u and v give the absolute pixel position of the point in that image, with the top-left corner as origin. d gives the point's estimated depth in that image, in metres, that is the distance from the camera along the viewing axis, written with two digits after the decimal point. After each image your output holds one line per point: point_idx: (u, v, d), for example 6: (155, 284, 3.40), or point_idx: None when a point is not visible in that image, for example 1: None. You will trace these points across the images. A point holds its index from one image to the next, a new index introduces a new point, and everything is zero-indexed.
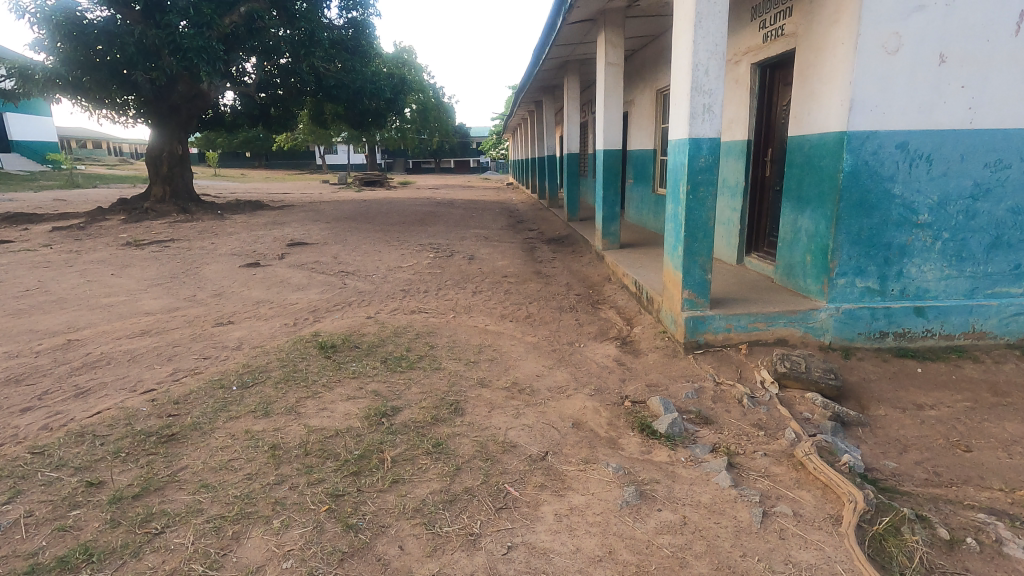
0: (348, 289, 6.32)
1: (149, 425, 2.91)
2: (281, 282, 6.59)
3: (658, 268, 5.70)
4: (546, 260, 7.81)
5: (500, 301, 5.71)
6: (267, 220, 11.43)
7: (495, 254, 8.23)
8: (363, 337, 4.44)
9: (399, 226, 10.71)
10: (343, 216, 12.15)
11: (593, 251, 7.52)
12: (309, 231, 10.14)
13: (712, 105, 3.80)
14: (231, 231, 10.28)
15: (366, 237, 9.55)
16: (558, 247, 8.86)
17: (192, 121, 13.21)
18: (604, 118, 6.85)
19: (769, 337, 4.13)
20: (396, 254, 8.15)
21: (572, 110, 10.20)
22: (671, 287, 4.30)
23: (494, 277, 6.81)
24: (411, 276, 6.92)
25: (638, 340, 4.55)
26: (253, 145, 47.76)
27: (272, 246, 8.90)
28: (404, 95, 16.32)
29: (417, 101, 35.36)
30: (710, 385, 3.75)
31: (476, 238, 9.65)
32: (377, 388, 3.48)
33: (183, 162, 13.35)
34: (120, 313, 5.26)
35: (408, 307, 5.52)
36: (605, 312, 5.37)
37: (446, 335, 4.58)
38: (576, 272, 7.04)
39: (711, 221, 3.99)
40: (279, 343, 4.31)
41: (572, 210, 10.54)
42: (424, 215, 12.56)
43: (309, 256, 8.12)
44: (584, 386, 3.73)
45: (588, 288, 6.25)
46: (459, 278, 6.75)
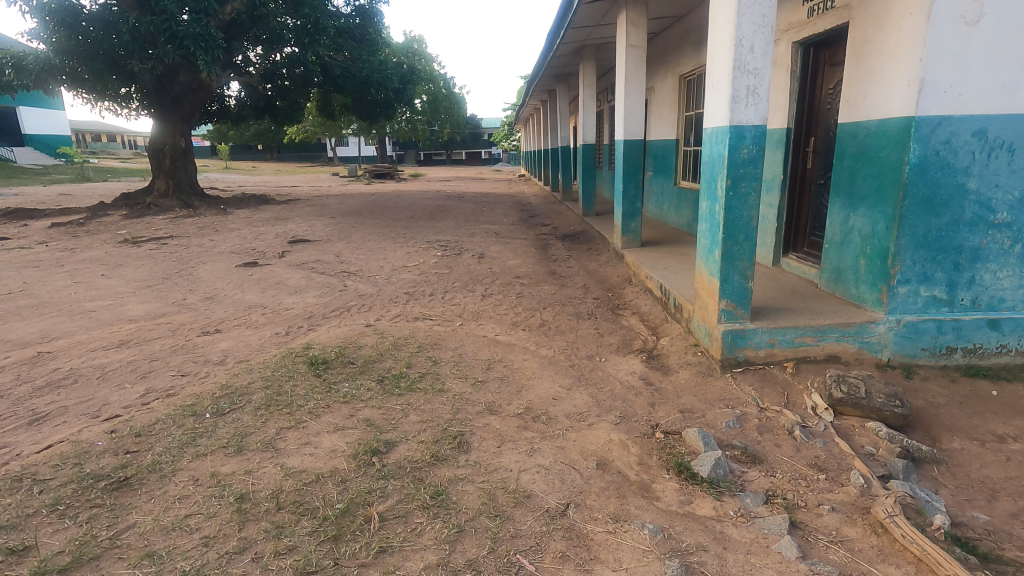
0: (348, 292, 5.88)
1: (100, 467, 2.49)
2: (278, 284, 6.16)
3: (686, 271, 5.19)
4: (560, 259, 7.32)
5: (512, 307, 5.24)
6: (270, 216, 11.04)
7: (507, 252, 7.75)
8: (360, 350, 4.00)
9: (407, 222, 10.26)
10: (349, 211, 11.72)
11: (611, 249, 7.01)
12: (313, 227, 9.73)
13: (758, 87, 3.27)
14: (233, 227, 9.89)
15: (371, 234, 9.12)
16: (573, 244, 8.35)
17: (196, 113, 12.85)
18: (624, 104, 6.29)
19: (819, 353, 3.62)
20: (402, 253, 7.70)
21: (587, 98, 9.66)
22: (706, 294, 3.80)
23: (505, 279, 6.33)
24: (416, 277, 6.47)
25: (666, 354, 4.06)
26: (263, 137, 47.56)
27: (273, 243, 8.49)
28: (413, 86, 15.83)
29: (428, 91, 34.83)
30: (752, 411, 3.25)
31: (486, 234, 9.17)
32: (370, 416, 3.03)
33: (186, 155, 13.00)
34: (101, 320, 4.86)
35: (411, 313, 5.06)
36: (627, 320, 4.87)
37: (452, 348, 4.12)
38: (593, 272, 6.55)
39: (753, 221, 3.47)
40: (266, 358, 3.88)
41: (588, 205, 10.03)
42: (433, 209, 12.09)
43: (310, 255, 7.69)
44: (608, 412, 3.25)
45: (606, 291, 5.76)
46: (467, 280, 6.28)
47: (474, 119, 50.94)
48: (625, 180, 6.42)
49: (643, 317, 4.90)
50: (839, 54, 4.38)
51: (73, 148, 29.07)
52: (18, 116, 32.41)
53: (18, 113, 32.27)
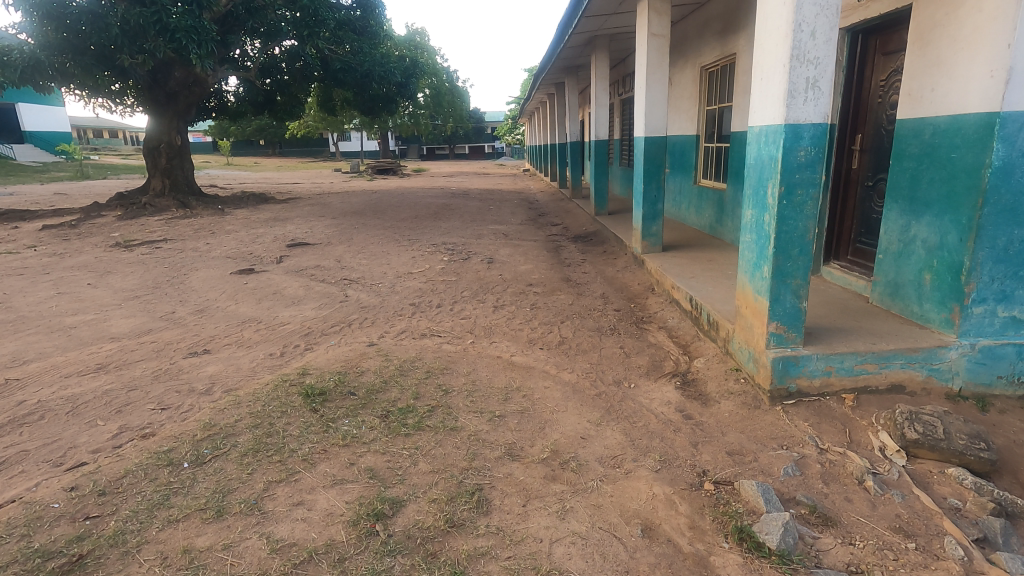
0: (349, 303, 5.47)
1: (52, 541, 2.09)
2: (274, 295, 5.75)
3: (716, 281, 4.77)
4: (574, 265, 6.89)
5: (527, 321, 4.82)
6: (269, 216, 10.63)
7: (517, 255, 7.32)
8: (362, 377, 3.58)
9: (411, 223, 9.83)
10: (351, 210, 11.30)
11: (629, 253, 6.57)
12: (313, 229, 9.31)
13: (819, 78, 2.83)
14: (230, 229, 9.48)
15: (374, 236, 8.70)
16: (586, 246, 7.91)
17: (192, 110, 12.43)
18: (646, 97, 5.80)
19: (881, 382, 3.18)
20: (407, 257, 7.29)
21: (600, 91, 9.21)
22: (750, 313, 3.38)
23: (518, 287, 5.90)
24: (422, 286, 6.05)
25: (702, 380, 3.63)
26: (265, 133, 47.14)
27: (270, 247, 8.08)
28: (416, 79, 15.38)
29: (430, 85, 34.25)
30: (812, 454, 2.83)
31: (494, 236, 8.73)
32: (374, 465, 2.62)
33: (183, 153, 12.60)
34: (81, 339, 4.47)
35: (418, 330, 4.65)
36: (653, 337, 4.45)
37: (465, 373, 3.70)
38: (610, 279, 6.12)
39: (809, 232, 3.04)
40: (257, 387, 3.48)
41: (600, 204, 9.59)
42: (438, 208, 11.65)
43: (309, 260, 7.28)
44: (646, 455, 2.83)
45: (628, 302, 5.33)
46: (477, 289, 5.86)
47: (477, 113, 50.34)
48: (646, 180, 5.97)
49: (671, 333, 4.48)
50: (893, 42, 3.93)
51: (72, 144, 28.67)
52: (18, 113, 32.09)
53: (17, 110, 31.91)
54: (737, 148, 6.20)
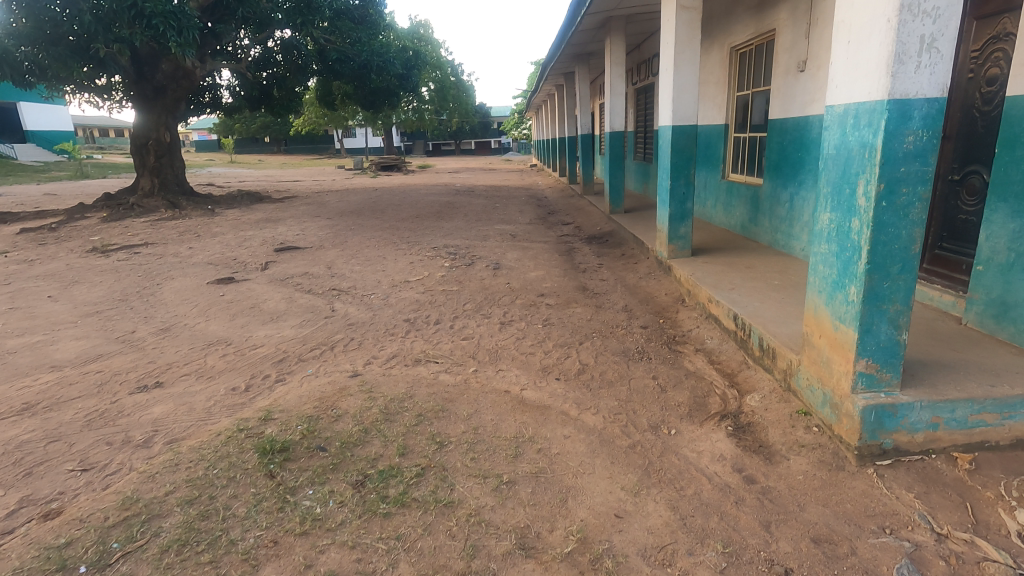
0: (335, 319, 4.79)
1: None
2: (252, 309, 5.07)
3: (763, 295, 4.05)
4: (589, 270, 6.17)
5: (539, 341, 4.12)
6: (260, 217, 9.97)
7: (526, 260, 6.61)
8: (337, 424, 2.89)
9: (412, 223, 9.14)
10: (349, 209, 10.62)
11: (653, 258, 5.83)
12: (305, 231, 8.64)
13: (937, 36, 2.10)
14: (217, 231, 8.84)
15: (372, 239, 8.02)
16: (602, 249, 7.18)
17: (181, 105, 11.79)
18: (674, 81, 5.04)
19: (1003, 437, 2.45)
20: (404, 263, 6.60)
21: (615, 79, 8.43)
22: (827, 344, 2.65)
23: (527, 298, 5.20)
24: (419, 297, 5.35)
25: (761, 426, 2.90)
26: (269, 129, 46.60)
27: (257, 251, 7.42)
28: (417, 71, 14.70)
29: (435, 79, 33.45)
30: (927, 542, 2.10)
31: (500, 237, 8.03)
32: (337, 568, 1.94)
33: (173, 151, 11.98)
34: (16, 368, 3.81)
35: (412, 354, 3.96)
36: (691, 364, 3.72)
37: (465, 415, 3.01)
38: (633, 289, 5.39)
39: (916, 242, 2.30)
40: (207, 438, 2.80)
41: (615, 202, 8.84)
42: (441, 206, 10.96)
43: (297, 266, 6.61)
44: (702, 543, 2.12)
45: (655, 317, 4.61)
46: (481, 301, 5.16)
47: (483, 108, 49.55)
48: (673, 175, 5.23)
49: (712, 359, 3.75)
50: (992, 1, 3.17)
51: (70, 142, 28.13)
52: (19, 112, 31.68)
53: (17, 108, 31.47)
54: (776, 137, 5.46)
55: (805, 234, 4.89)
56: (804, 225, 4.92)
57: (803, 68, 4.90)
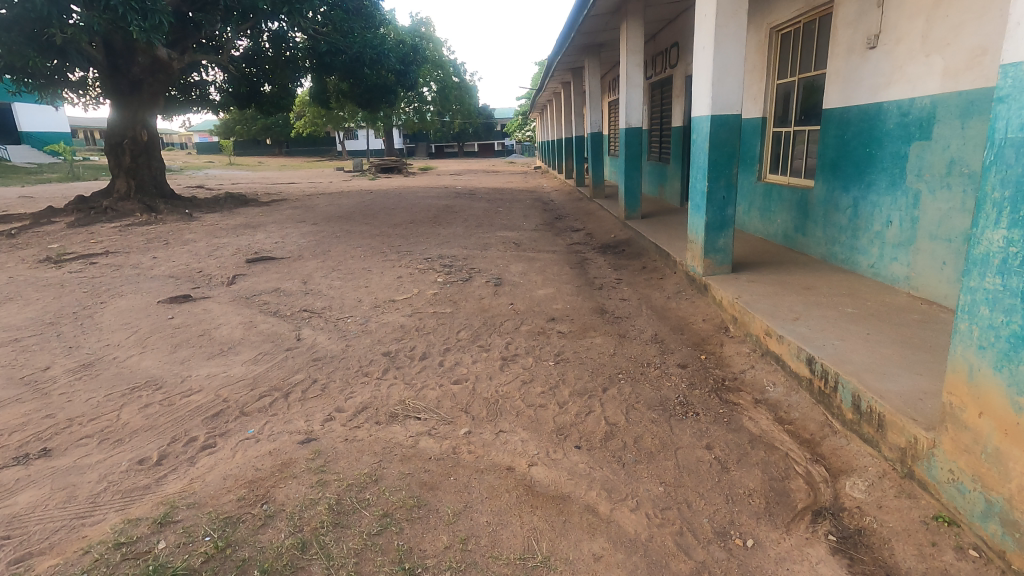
0: (300, 351, 3.90)
1: None
2: (201, 337, 4.19)
3: (839, 329, 3.17)
4: (606, 287, 5.28)
5: (551, 387, 3.23)
6: (241, 222, 9.12)
7: (532, 274, 5.72)
8: (262, 535, 1.99)
9: (405, 230, 8.26)
10: (338, 213, 9.76)
11: (684, 275, 4.92)
12: (286, 238, 7.77)
13: None
14: (189, 238, 7.98)
15: (359, 248, 7.14)
16: (618, 260, 6.29)
17: (160, 101, 10.96)
18: (715, 60, 4.13)
19: None
20: (391, 277, 5.71)
21: (632, 69, 7.50)
22: (994, 429, 1.74)
23: (535, 324, 4.32)
24: (404, 321, 4.46)
25: (882, 538, 2.00)
26: (269, 131, 45.85)
27: (227, 262, 6.55)
28: (416, 67, 13.85)
29: (437, 79, 32.63)
30: None
31: (503, 247, 7.13)
32: None
33: (151, 151, 11.13)
34: None
35: (386, 406, 3.07)
36: (754, 423, 2.83)
37: (450, 516, 2.11)
38: (660, 312, 4.50)
39: None
40: (67, 561, 1.90)
41: (631, 205, 7.85)
42: (439, 211, 10.07)
43: (268, 281, 5.74)
44: None
45: (695, 352, 3.72)
46: (478, 328, 4.27)
47: (486, 109, 48.79)
48: (711, 176, 4.34)
49: (779, 417, 2.86)
50: None
51: (62, 144, 27.32)
52: (13, 113, 30.96)
53: (11, 110, 30.78)
54: (832, 130, 4.55)
55: (877, 247, 4.02)
56: (875, 235, 4.04)
57: (873, 44, 4.00)
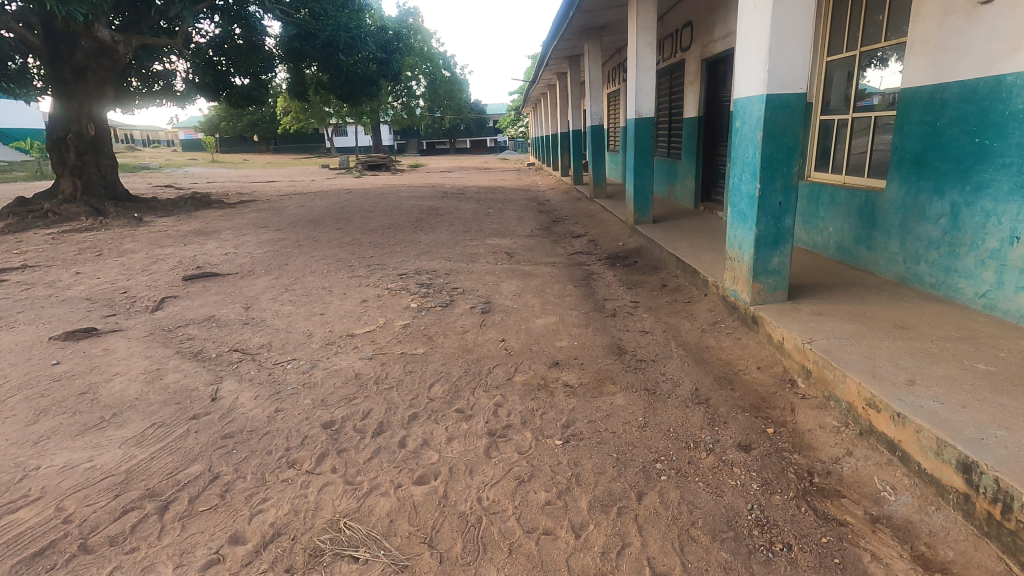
0: (210, 420, 2.81)
1: None
2: (80, 396, 3.09)
3: (987, 401, 2.15)
4: (620, 313, 4.25)
5: (559, 492, 2.17)
6: (195, 227, 7.99)
7: (528, 296, 4.65)
8: None
9: (380, 237, 7.16)
10: (307, 217, 8.64)
11: (726, 303, 3.86)
12: (240, 247, 6.66)
13: None
14: (128, 248, 6.84)
15: (323, 260, 6.05)
16: (631, 277, 5.25)
17: (109, 91, 9.80)
18: (773, 21, 3.06)
19: None
20: (354, 301, 4.63)
21: (644, 50, 6.40)
22: None
23: (532, 373, 3.26)
24: (362, 369, 3.39)
25: None
26: (255, 127, 44.42)
27: (160, 280, 5.43)
28: (399, 56, 12.80)
29: (426, 72, 31.39)
30: None
31: (493, 259, 6.06)
32: None
33: (100, 147, 9.94)
34: None
35: (309, 533, 2.00)
36: (884, 570, 1.78)
37: None
38: (697, 354, 3.46)
39: None
40: None
41: (641, 208, 6.77)
42: (422, 214, 8.98)
43: (202, 307, 4.64)
44: None
45: (757, 422, 2.67)
46: (458, 379, 3.20)
47: (478, 105, 47.52)
48: (765, 176, 3.28)
49: (921, 554, 1.83)
50: None
51: (30, 141, 25.91)
52: None
53: None
54: (916, 116, 3.53)
55: (992, 271, 3.03)
56: (988, 254, 3.06)
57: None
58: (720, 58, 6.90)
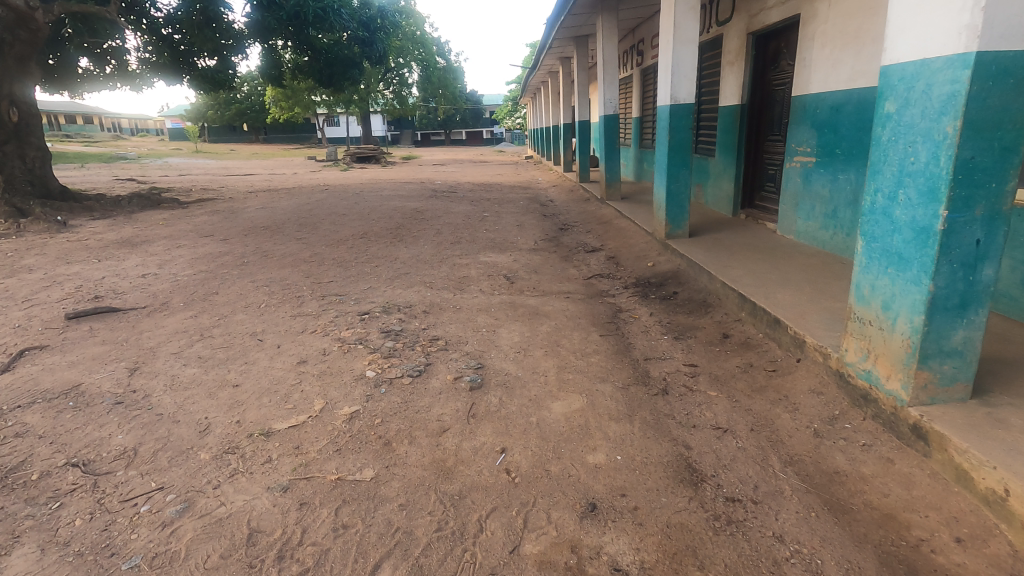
0: None
1: None
2: None
3: None
4: (676, 393, 2.89)
5: None
6: (126, 236, 6.54)
7: (536, 354, 3.28)
8: None
9: (347, 252, 5.74)
10: (267, 223, 7.21)
11: (852, 389, 2.50)
12: (166, 265, 5.23)
13: None
14: (26, 265, 5.39)
15: (267, 287, 4.63)
16: (675, 320, 3.87)
17: (33, 69, 8.28)
18: None
19: None
20: (290, 360, 3.24)
21: (683, 17, 4.94)
22: None
23: (555, 539, 1.88)
24: (265, 519, 2.00)
25: None
26: (243, 116, 42.63)
27: (36, 318, 4.00)
28: (383, 35, 11.49)
29: (419, 59, 29.80)
30: None
31: (487, 286, 4.66)
32: None
33: (25, 136, 8.44)
34: None
35: None
36: None
37: None
38: (823, 487, 2.10)
39: None
40: None
41: (676, 219, 5.37)
42: (404, 219, 7.56)
43: (70, 370, 3.22)
44: None
45: None
46: (424, 553, 1.83)
47: (474, 95, 45.86)
48: (959, 199, 1.92)
49: None
50: None
51: None
52: None
53: None
54: None
55: None
56: None
57: None
58: (775, 30, 5.54)
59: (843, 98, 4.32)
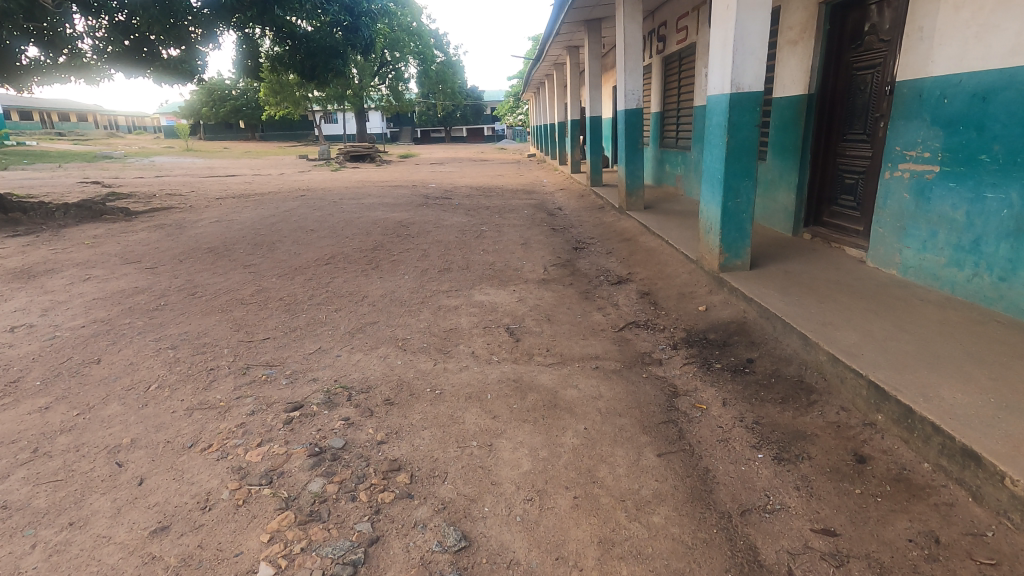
0: None
1: None
2: None
3: None
4: None
5: None
6: (29, 263, 5.20)
7: (559, 506, 1.96)
8: None
9: (301, 288, 4.40)
10: (213, 243, 5.86)
11: None
12: (50, 312, 3.88)
13: None
14: None
15: (173, 350, 3.30)
16: (766, 419, 2.54)
17: None
18: None
19: None
20: (141, 523, 1.90)
21: None
22: None
23: None
24: None
25: None
26: (237, 113, 41.24)
27: None
28: (369, 21, 10.11)
29: (415, 52, 28.48)
30: None
31: (481, 347, 3.33)
32: None
33: None
34: None
35: None
36: None
37: None
38: None
39: None
40: None
41: (734, 245, 4.04)
42: (384, 236, 6.22)
43: None
44: None
45: None
46: None
47: (474, 91, 44.52)
48: None
49: None
50: None
51: None
52: None
53: None
54: None
55: None
56: None
57: None
58: None
59: (999, 81, 2.98)
